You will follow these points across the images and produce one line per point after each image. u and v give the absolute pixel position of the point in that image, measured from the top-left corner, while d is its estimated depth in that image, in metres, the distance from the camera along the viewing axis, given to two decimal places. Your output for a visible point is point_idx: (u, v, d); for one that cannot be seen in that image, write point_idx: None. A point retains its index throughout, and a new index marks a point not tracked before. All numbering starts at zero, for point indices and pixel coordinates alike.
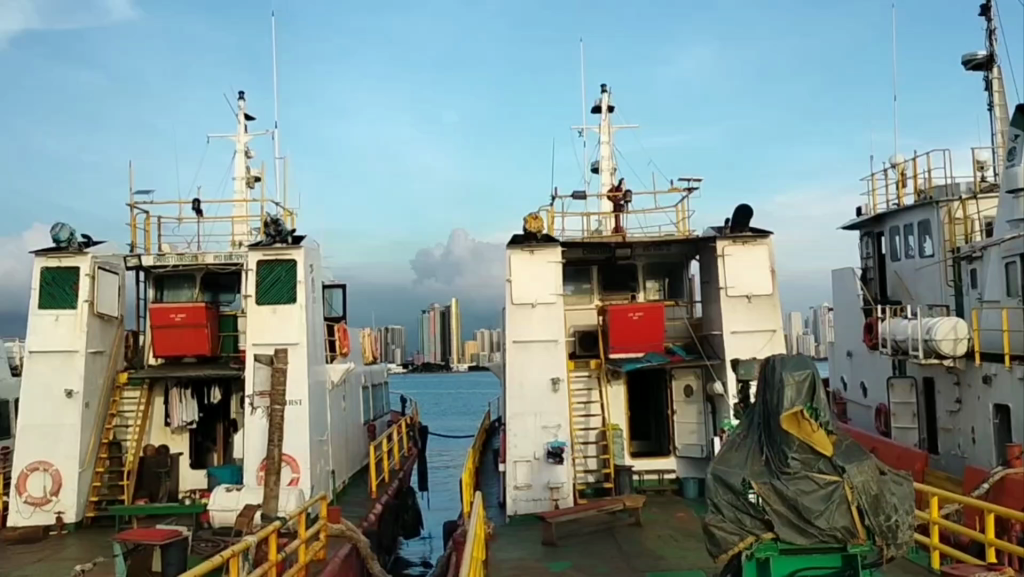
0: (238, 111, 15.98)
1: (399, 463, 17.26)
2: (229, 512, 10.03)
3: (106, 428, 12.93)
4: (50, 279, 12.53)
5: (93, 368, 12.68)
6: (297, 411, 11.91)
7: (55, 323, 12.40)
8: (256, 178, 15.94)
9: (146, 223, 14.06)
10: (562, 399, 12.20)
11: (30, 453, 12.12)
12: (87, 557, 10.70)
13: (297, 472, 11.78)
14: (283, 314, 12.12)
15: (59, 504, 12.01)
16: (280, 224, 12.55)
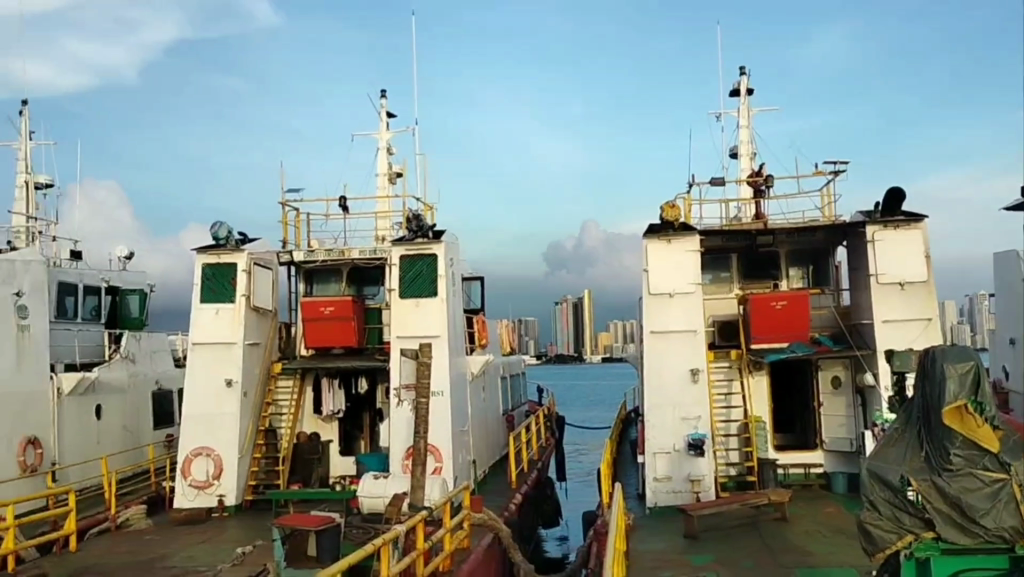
0: (380, 108, 16.43)
1: (538, 453, 17.42)
2: (377, 499, 10.33)
3: (262, 415, 13.61)
4: (211, 275, 13.26)
5: (250, 359, 13.33)
6: (439, 403, 12.14)
7: (216, 316, 13.12)
8: (398, 174, 16.34)
9: (296, 220, 14.66)
10: (702, 390, 11.97)
11: (194, 439, 12.86)
12: (246, 539, 11.28)
13: (441, 462, 12.02)
14: (425, 308, 12.40)
15: (220, 487, 12.72)
16: (421, 220, 12.85)
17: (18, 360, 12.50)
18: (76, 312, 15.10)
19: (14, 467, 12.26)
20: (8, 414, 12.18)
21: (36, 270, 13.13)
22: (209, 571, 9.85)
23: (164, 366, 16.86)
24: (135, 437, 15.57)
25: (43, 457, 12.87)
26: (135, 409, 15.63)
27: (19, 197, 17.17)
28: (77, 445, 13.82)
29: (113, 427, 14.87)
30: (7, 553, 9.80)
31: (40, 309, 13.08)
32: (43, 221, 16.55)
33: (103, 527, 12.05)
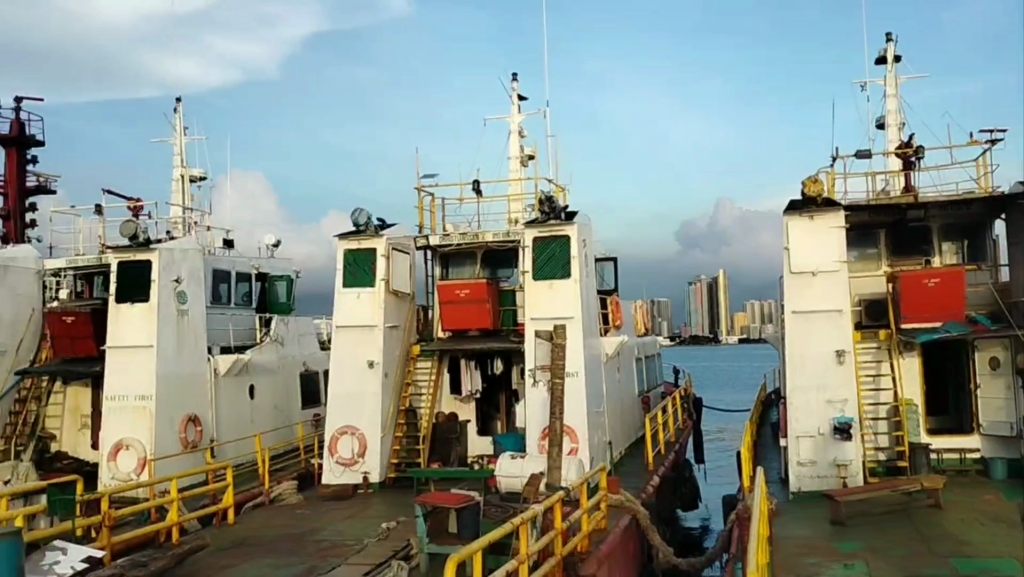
0: (512, 92, 16.51)
1: (676, 436, 17.22)
2: (515, 479, 10.46)
3: (402, 396, 14.04)
4: (352, 260, 13.73)
5: (390, 341, 13.74)
6: (575, 384, 12.17)
7: (358, 300, 13.57)
8: (530, 157, 16.40)
9: (432, 205, 14.96)
10: (848, 371, 11.51)
11: (340, 418, 13.38)
12: (390, 515, 11.66)
13: (576, 443, 12.04)
14: (559, 289, 12.43)
15: (365, 465, 13.19)
16: (554, 202, 12.80)
17: (178, 343, 13.30)
18: (229, 297, 15.93)
19: (176, 443, 13.09)
20: (170, 394, 13.00)
21: (192, 258, 13.91)
22: (356, 545, 10.24)
23: (310, 348, 17.59)
24: (285, 416, 16.33)
25: (202, 434, 13.68)
26: (285, 389, 16.39)
27: (176, 189, 18.24)
28: (233, 424, 14.61)
29: (265, 406, 15.65)
30: (172, 524, 10.49)
31: (196, 295, 13.87)
32: (198, 212, 17.52)
33: (258, 501, 12.72)
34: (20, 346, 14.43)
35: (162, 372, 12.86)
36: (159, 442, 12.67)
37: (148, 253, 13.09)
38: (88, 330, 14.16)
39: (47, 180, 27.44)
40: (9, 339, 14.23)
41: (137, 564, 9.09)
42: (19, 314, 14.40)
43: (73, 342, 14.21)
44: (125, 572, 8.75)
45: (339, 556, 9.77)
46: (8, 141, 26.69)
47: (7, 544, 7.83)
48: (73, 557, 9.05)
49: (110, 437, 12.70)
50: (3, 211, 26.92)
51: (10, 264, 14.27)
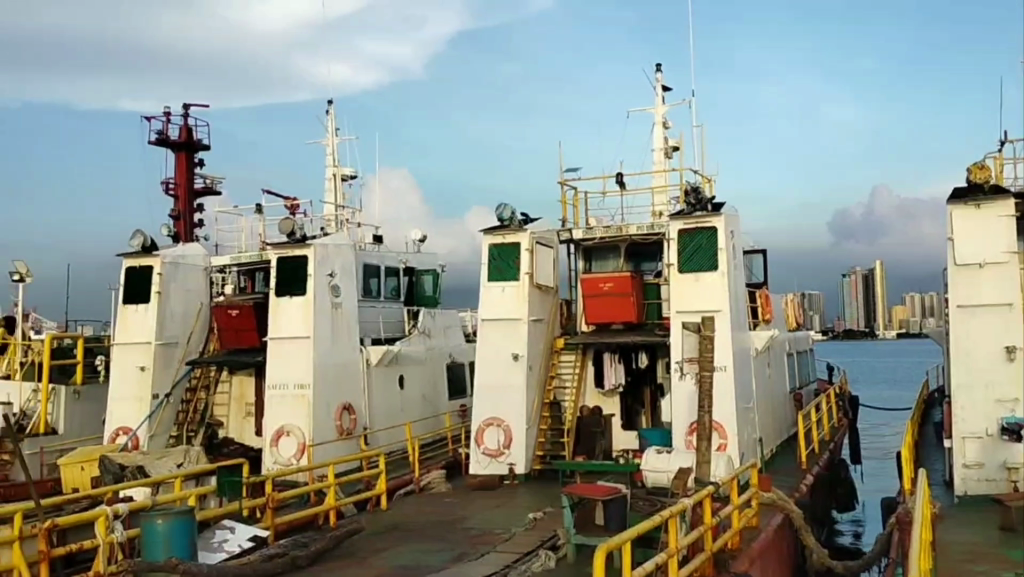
0: (655, 83, 16.31)
1: (829, 433, 16.58)
2: (661, 473, 10.38)
3: (547, 389, 14.13)
4: (497, 255, 13.93)
5: (535, 334, 13.88)
6: (723, 378, 11.93)
7: (502, 294, 13.76)
8: (674, 148, 16.16)
9: (575, 199, 14.98)
10: (1020, 369, 10.79)
11: (485, 410, 13.62)
12: (536, 506, 11.79)
13: (725, 439, 11.85)
14: (705, 282, 12.21)
15: (511, 456, 13.37)
16: (700, 193, 12.64)
17: (333, 334, 13.88)
18: (380, 291, 16.48)
19: (332, 431, 13.67)
20: (326, 383, 13.59)
21: (345, 253, 14.47)
22: (504, 533, 10.42)
23: (456, 341, 17.97)
24: (433, 406, 16.77)
25: (356, 422, 14.23)
26: (432, 381, 16.82)
27: (329, 188, 19.02)
28: (385, 413, 15.13)
29: (414, 397, 16.12)
30: (330, 508, 10.97)
31: (349, 288, 14.43)
32: (349, 210, 18.20)
33: (409, 489, 13.13)
34: (190, 339, 15.32)
35: (319, 362, 13.46)
36: (317, 429, 13.27)
37: (304, 249, 13.71)
38: (251, 323, 15.01)
39: (212, 182, 29.16)
40: (180, 332, 15.13)
41: (298, 545, 9.57)
42: (189, 308, 15.34)
43: (237, 334, 15.11)
44: (287, 552, 9.24)
45: (488, 544, 9.96)
46: (178, 145, 28.54)
47: (179, 523, 8.42)
48: (240, 537, 9.62)
49: (272, 424, 13.39)
50: (173, 212, 28.77)
51: (180, 261, 15.23)
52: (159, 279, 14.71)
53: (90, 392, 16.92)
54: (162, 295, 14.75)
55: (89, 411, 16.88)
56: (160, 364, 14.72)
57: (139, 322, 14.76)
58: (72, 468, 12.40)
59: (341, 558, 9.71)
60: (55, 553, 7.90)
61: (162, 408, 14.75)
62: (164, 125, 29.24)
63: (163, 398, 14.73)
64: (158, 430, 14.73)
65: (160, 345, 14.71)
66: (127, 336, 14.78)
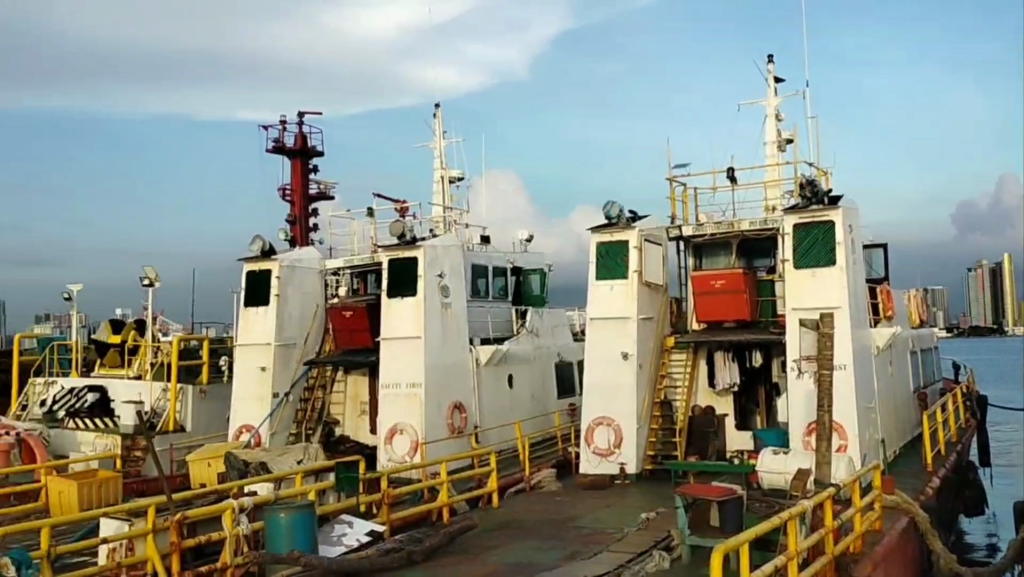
0: (767, 74, 15.92)
1: (957, 434, 15.82)
2: (777, 474, 10.13)
3: (657, 388, 13.98)
4: (605, 253, 13.86)
5: (645, 333, 13.75)
6: (843, 376, 11.56)
7: (611, 292, 13.68)
8: (787, 141, 15.73)
9: (684, 196, 14.77)
10: None
11: (596, 409, 13.58)
12: (648, 506, 11.67)
13: (845, 440, 11.48)
14: (823, 278, 11.85)
15: (621, 456, 13.29)
16: (816, 185, 12.23)
17: (443, 334, 14.08)
18: (488, 291, 16.64)
19: (444, 429, 13.88)
20: (438, 382, 13.80)
21: (454, 253, 14.67)
22: (617, 533, 10.35)
23: (565, 340, 17.97)
24: (543, 405, 16.82)
25: (467, 420, 14.41)
26: (541, 380, 16.88)
27: (437, 190, 19.31)
28: (495, 412, 15.27)
29: (524, 396, 16.22)
30: (443, 505, 11.14)
31: (459, 289, 14.61)
32: (457, 211, 18.43)
33: (520, 487, 13.21)
34: (307, 339, 15.82)
35: (430, 361, 13.68)
36: (429, 428, 13.50)
37: (414, 250, 13.96)
38: (364, 324, 15.39)
39: (326, 187, 30.06)
40: (298, 333, 15.63)
41: (413, 540, 9.75)
42: (305, 311, 15.83)
43: (352, 335, 15.51)
44: (403, 547, 9.42)
45: (601, 543, 9.92)
46: (293, 152, 29.53)
47: (300, 517, 8.69)
48: (358, 531, 9.87)
49: (386, 422, 13.69)
50: (290, 217, 29.75)
51: (297, 264, 15.73)
52: (277, 282, 15.24)
53: (215, 392, 17.66)
54: (280, 298, 15.26)
55: (215, 409, 17.62)
56: (279, 364, 15.25)
57: (259, 324, 15.33)
58: (200, 464, 12.98)
59: (455, 554, 9.85)
60: (186, 545, 8.27)
61: (282, 407, 15.26)
62: (280, 133, 30.29)
63: (283, 396, 15.25)
64: (279, 428, 15.25)
65: (279, 346, 15.24)
66: (249, 337, 15.37)
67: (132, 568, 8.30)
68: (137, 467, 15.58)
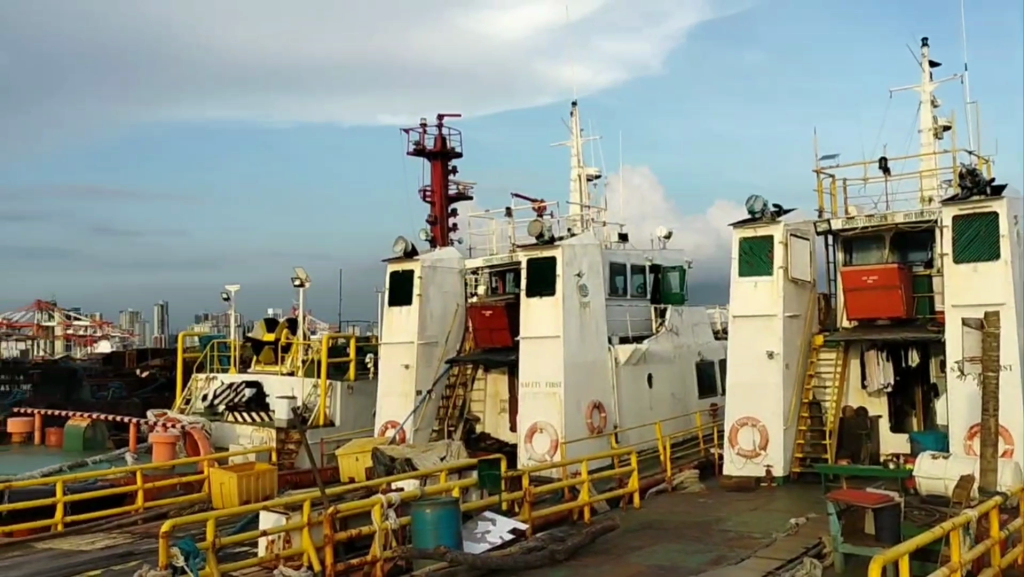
0: (921, 59, 15.08)
1: None
2: (936, 480, 9.58)
3: (805, 388, 13.49)
4: (748, 249, 13.48)
5: (791, 331, 13.27)
6: (1009, 377, 10.81)
7: (755, 289, 13.29)
8: (944, 128, 14.85)
9: (832, 187, 14.19)
10: None
11: (740, 409, 13.23)
12: (798, 511, 11.27)
13: (1011, 445, 10.74)
14: (986, 273, 11.12)
15: (767, 458, 12.90)
16: (977, 174, 11.44)
17: (582, 333, 14.04)
18: (627, 289, 16.47)
19: (584, 429, 13.85)
20: (577, 381, 13.79)
21: (593, 252, 14.58)
22: (765, 538, 10.04)
23: (706, 338, 17.60)
24: (683, 405, 16.54)
25: (607, 420, 14.33)
26: (682, 379, 16.60)
27: (575, 189, 19.29)
28: (635, 411, 15.13)
29: (664, 395, 16.00)
30: (584, 504, 11.12)
31: (598, 287, 14.53)
32: (595, 209, 18.36)
33: (661, 488, 13.01)
34: (448, 338, 16.10)
35: (569, 360, 13.68)
36: (569, 426, 13.51)
37: (553, 250, 13.99)
38: (504, 322, 15.54)
39: (465, 188, 30.56)
40: (440, 331, 15.94)
41: (556, 539, 9.77)
42: (447, 308, 16.13)
43: (492, 334, 15.70)
44: (546, 545, 9.46)
45: (748, 548, 9.65)
46: (434, 154, 30.18)
47: (445, 513, 8.85)
48: (501, 529, 9.97)
49: (525, 420, 13.81)
50: (430, 218, 30.42)
51: (438, 264, 16.04)
52: (419, 282, 15.59)
53: (362, 388, 18.25)
54: (422, 297, 15.61)
55: (361, 405, 18.20)
56: (422, 363, 15.60)
57: (403, 323, 15.73)
58: (348, 458, 13.44)
59: (598, 554, 9.80)
60: (338, 538, 8.56)
61: (425, 404, 15.60)
62: (420, 136, 31.04)
63: (426, 394, 15.58)
64: (422, 424, 15.58)
65: (421, 344, 15.59)
66: (393, 336, 15.80)
67: (289, 560, 8.66)
68: (290, 460, 16.31)
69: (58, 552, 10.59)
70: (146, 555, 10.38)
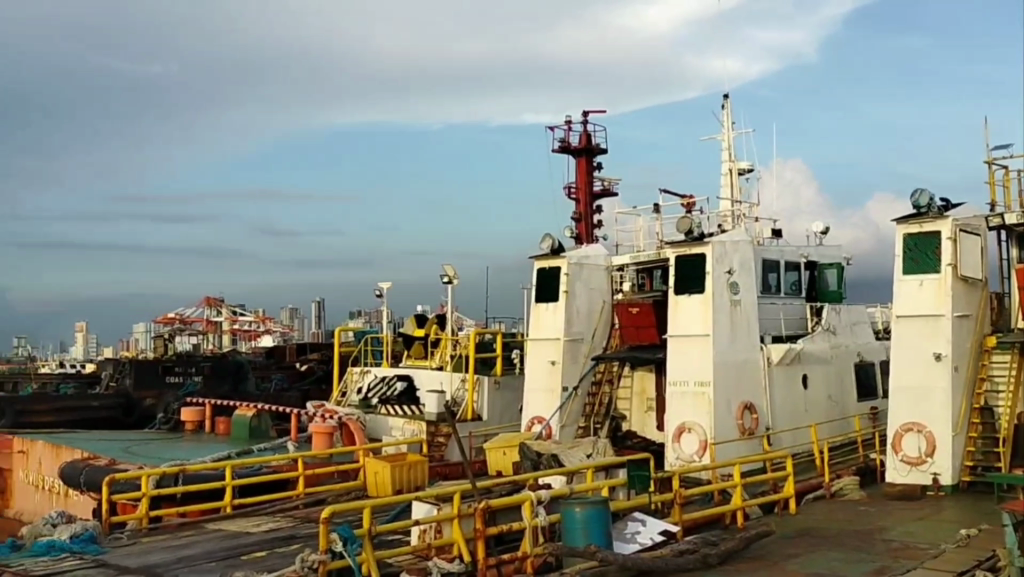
0: None
1: None
2: None
3: (976, 393, 12.66)
4: (913, 245, 12.79)
5: (960, 332, 12.48)
6: None
7: (920, 288, 12.59)
8: None
9: (1006, 179, 13.26)
10: None
11: (904, 413, 12.56)
12: (969, 522, 10.59)
13: None
14: None
15: (934, 466, 12.20)
16: None
17: (732, 331, 13.68)
18: (780, 287, 15.93)
19: (734, 430, 13.51)
20: (727, 381, 13.46)
21: (744, 249, 14.13)
22: (932, 549, 9.49)
23: (866, 338, 16.80)
24: (841, 407, 15.86)
25: (759, 422, 13.92)
26: (840, 380, 15.91)
27: (725, 183, 18.82)
28: (789, 412, 14.62)
29: (820, 397, 15.39)
30: (737, 508, 10.84)
31: (750, 285, 14.10)
32: (746, 205, 17.85)
33: (819, 493, 12.52)
34: (595, 335, 16.04)
35: (719, 360, 13.38)
36: (719, 427, 13.21)
37: (702, 247, 13.68)
38: (651, 320, 15.34)
39: (610, 184, 30.40)
40: (586, 328, 15.91)
41: (708, 543, 9.57)
42: (593, 305, 16.08)
43: (639, 331, 15.54)
44: (698, 549, 9.28)
45: (914, 559, 9.15)
46: (579, 151, 30.19)
47: (595, 512, 8.82)
48: (651, 530, 9.86)
49: (673, 420, 13.61)
50: (575, 215, 30.40)
51: (585, 261, 16.00)
52: (566, 279, 15.61)
53: (509, 383, 18.46)
54: (569, 294, 15.62)
55: (508, 400, 18.40)
56: (568, 359, 15.62)
57: (550, 320, 15.80)
58: (496, 453, 13.60)
59: (753, 560, 9.52)
60: (489, 532, 8.67)
61: (571, 400, 15.62)
62: (565, 133, 31.09)
63: (572, 390, 15.60)
64: (568, 421, 15.60)
65: (568, 341, 15.61)
66: (539, 332, 15.90)
67: (442, 551, 8.84)
68: (440, 452, 16.69)
69: (227, 533, 11.23)
70: (307, 538, 10.85)
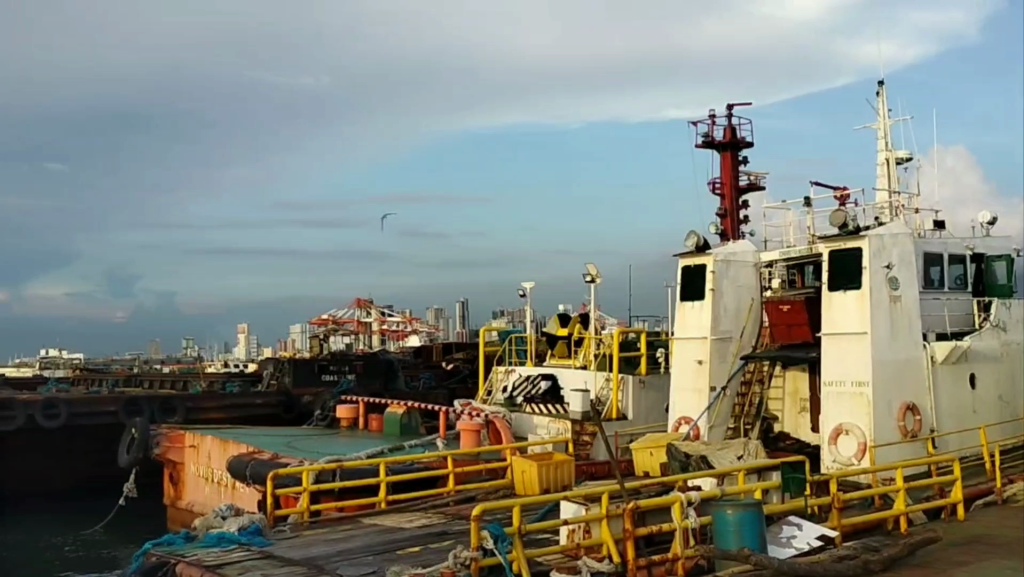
0: None
1: None
2: None
3: None
4: None
5: None
6: None
7: None
8: None
9: None
10: None
11: None
12: None
13: None
14: None
15: None
16: None
17: (892, 328, 13.02)
18: (943, 281, 15.04)
19: (896, 432, 12.86)
20: (888, 381, 12.83)
21: (904, 242, 13.43)
22: None
23: None
24: (1013, 409, 14.84)
25: (922, 423, 13.21)
26: (1011, 379, 14.89)
27: (882, 173, 17.96)
28: (956, 413, 13.79)
29: (989, 397, 14.45)
30: (900, 514, 10.32)
31: (911, 280, 13.37)
32: (905, 196, 16.97)
33: (990, 499, 11.75)
34: (744, 332, 15.64)
35: (878, 359, 12.76)
36: (879, 430, 12.61)
37: (858, 240, 13.10)
38: (803, 317, 14.81)
39: (757, 179, 29.63)
40: (734, 327, 15.52)
41: (868, 549, 9.16)
42: (742, 302, 15.66)
43: (790, 329, 14.99)
44: (858, 555, 8.91)
45: None
46: (722, 145, 29.54)
47: (748, 514, 8.60)
48: (808, 535, 9.51)
49: (829, 421, 13.10)
50: (721, 210, 29.80)
51: (732, 258, 15.61)
52: (712, 277, 15.26)
53: (654, 382, 18.27)
54: (716, 292, 15.26)
55: (654, 399, 18.22)
56: (715, 359, 15.28)
57: (696, 318, 15.55)
58: (643, 452, 13.47)
59: (917, 567, 9.05)
60: (639, 532, 8.59)
61: (721, 400, 15.26)
62: (708, 128, 30.53)
63: (721, 390, 15.24)
64: (717, 421, 15.26)
65: (716, 340, 15.27)
66: (685, 331, 15.69)
67: (592, 550, 8.83)
68: (586, 451, 16.73)
69: (383, 528, 11.61)
70: (459, 534, 11.08)
